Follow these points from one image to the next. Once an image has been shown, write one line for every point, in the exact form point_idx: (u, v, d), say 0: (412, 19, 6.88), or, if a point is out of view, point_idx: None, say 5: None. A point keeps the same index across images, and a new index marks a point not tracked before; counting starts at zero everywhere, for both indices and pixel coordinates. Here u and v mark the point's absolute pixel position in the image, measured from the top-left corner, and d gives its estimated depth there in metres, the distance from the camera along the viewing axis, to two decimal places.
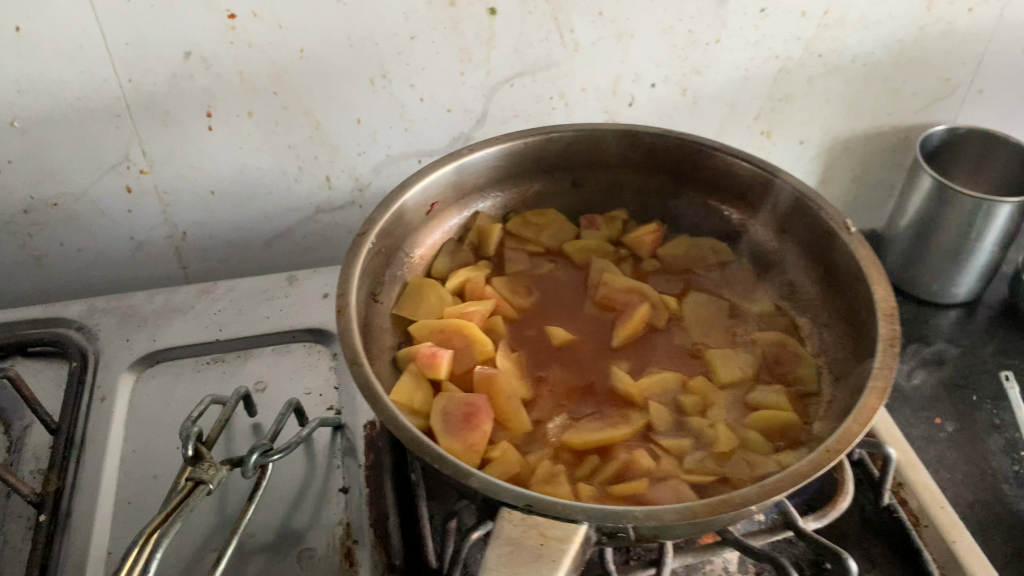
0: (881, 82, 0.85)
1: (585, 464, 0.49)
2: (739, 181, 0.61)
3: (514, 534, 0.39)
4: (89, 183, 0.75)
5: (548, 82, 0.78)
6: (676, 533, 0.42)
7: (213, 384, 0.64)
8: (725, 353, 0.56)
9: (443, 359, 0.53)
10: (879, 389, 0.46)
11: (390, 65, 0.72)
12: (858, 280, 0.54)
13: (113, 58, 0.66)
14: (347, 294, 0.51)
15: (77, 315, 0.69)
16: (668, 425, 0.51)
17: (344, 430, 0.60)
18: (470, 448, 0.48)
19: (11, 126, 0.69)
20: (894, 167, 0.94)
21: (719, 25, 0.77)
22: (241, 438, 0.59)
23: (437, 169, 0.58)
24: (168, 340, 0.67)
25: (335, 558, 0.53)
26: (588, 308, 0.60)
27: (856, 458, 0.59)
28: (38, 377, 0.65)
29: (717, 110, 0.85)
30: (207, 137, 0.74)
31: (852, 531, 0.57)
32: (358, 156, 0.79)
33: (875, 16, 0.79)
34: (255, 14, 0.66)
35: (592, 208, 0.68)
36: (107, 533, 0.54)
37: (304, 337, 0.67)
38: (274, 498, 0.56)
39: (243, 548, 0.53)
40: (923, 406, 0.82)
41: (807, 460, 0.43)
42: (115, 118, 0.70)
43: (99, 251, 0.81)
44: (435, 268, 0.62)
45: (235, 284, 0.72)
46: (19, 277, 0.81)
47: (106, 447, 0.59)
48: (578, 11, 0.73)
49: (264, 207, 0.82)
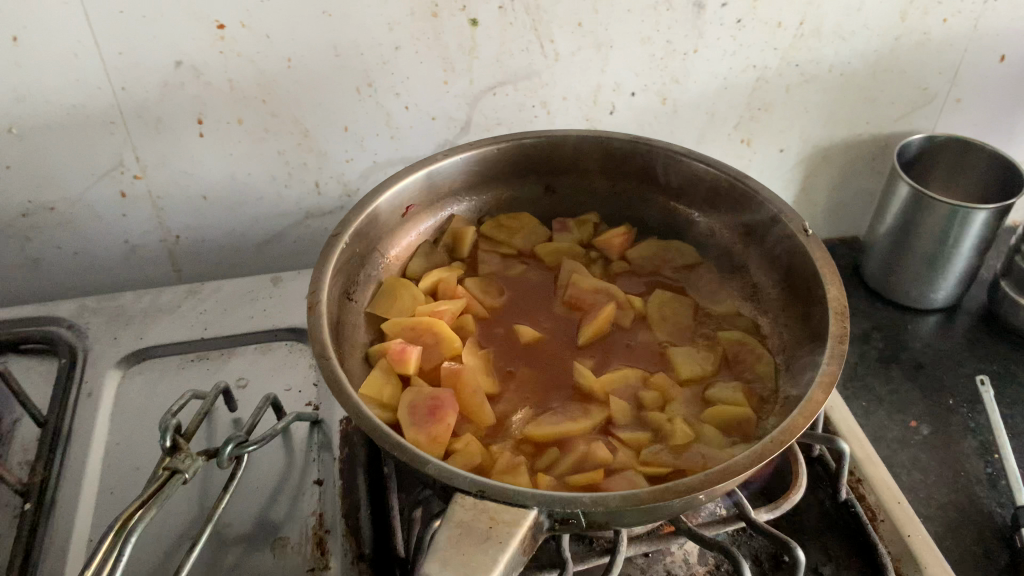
0: (860, 92, 0.85)
1: (545, 455, 0.52)
2: (701, 185, 0.65)
3: (466, 517, 0.41)
4: (84, 189, 0.77)
5: (529, 92, 0.79)
6: (626, 521, 0.43)
7: (195, 380, 0.66)
8: (685, 352, 0.59)
9: (412, 355, 0.56)
10: (826, 383, 0.47)
11: (375, 75, 0.74)
12: (812, 278, 0.56)
13: (107, 66, 0.68)
14: (320, 291, 0.53)
15: (69, 314, 0.71)
16: (627, 419, 0.55)
17: (321, 425, 0.62)
18: (433, 439, 0.50)
19: (9, 132, 0.71)
20: (873, 175, 0.94)
21: (696, 36, 0.76)
22: (221, 430, 0.61)
23: (412, 173, 0.62)
24: (155, 338, 0.69)
25: (307, 547, 0.55)
26: (556, 307, 0.64)
27: (816, 455, 0.62)
28: (30, 373, 0.67)
29: (698, 118, 0.84)
30: (198, 143, 0.76)
31: (810, 526, 0.59)
32: (345, 162, 0.81)
33: (850, 26, 0.78)
34: (243, 24, 0.68)
35: (565, 213, 0.72)
36: (90, 521, 0.56)
37: (286, 337, 0.70)
38: (251, 490, 0.58)
39: (221, 538, 0.55)
40: (897, 409, 0.80)
41: (755, 449, 0.44)
42: (110, 125, 0.72)
43: (94, 254, 0.84)
44: (410, 268, 0.66)
45: (221, 286, 0.75)
46: (18, 279, 0.84)
47: (92, 439, 0.61)
48: (558, 22, 0.73)
49: (254, 212, 0.84)
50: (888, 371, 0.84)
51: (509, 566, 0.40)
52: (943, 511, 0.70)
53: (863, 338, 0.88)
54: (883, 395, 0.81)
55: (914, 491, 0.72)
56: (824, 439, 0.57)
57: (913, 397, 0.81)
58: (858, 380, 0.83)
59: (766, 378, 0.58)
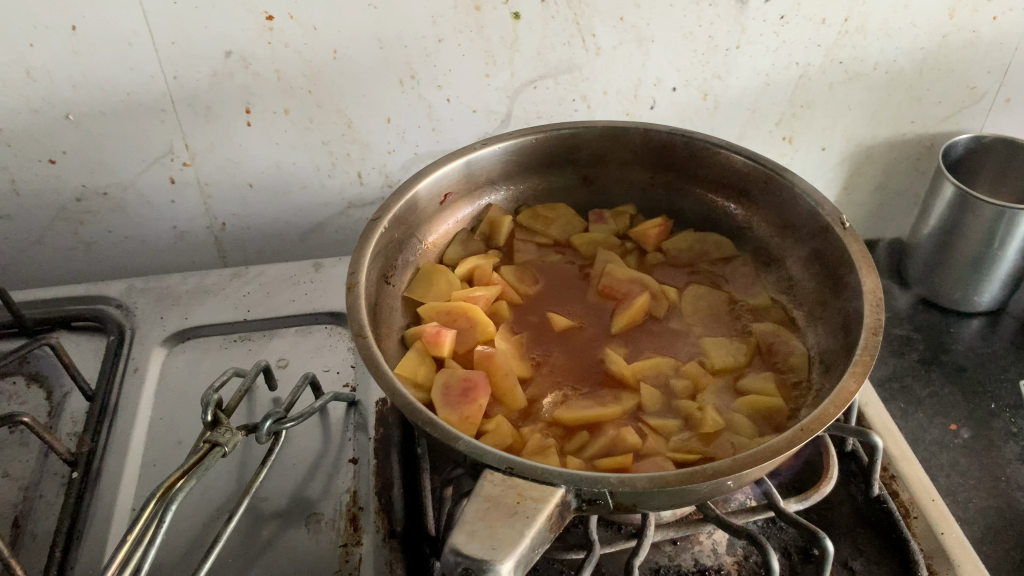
0: (904, 91, 0.84)
1: (575, 438, 0.53)
2: (739, 177, 0.65)
3: (494, 492, 0.42)
4: (135, 174, 0.80)
5: (570, 85, 0.79)
6: (654, 504, 0.44)
7: (237, 359, 0.68)
8: (718, 342, 0.59)
9: (446, 338, 0.57)
10: (859, 373, 0.47)
11: (418, 67, 0.76)
12: (849, 272, 0.56)
13: (160, 56, 0.70)
14: (358, 273, 0.55)
15: (118, 294, 0.74)
16: (658, 405, 0.55)
17: (357, 406, 0.64)
18: (465, 419, 0.51)
19: (66, 118, 0.74)
20: (916, 175, 0.93)
21: (738, 32, 0.76)
22: (261, 407, 0.63)
23: (450, 161, 0.63)
24: (199, 319, 0.71)
25: (340, 523, 0.56)
26: (590, 296, 0.64)
27: (849, 449, 0.62)
28: (79, 349, 0.70)
29: (739, 115, 0.84)
30: (245, 132, 0.78)
31: (842, 521, 0.59)
32: (387, 154, 0.83)
33: (897, 23, 0.77)
34: (291, 16, 0.70)
35: (602, 204, 0.73)
36: (133, 491, 0.58)
37: (326, 320, 0.71)
38: (288, 466, 0.60)
39: (258, 512, 0.57)
40: (936, 412, 0.78)
41: (783, 437, 0.44)
42: (161, 112, 0.75)
43: (144, 239, 0.86)
44: (447, 255, 0.67)
45: (264, 270, 0.77)
46: (71, 261, 0.87)
47: (137, 413, 0.63)
48: (600, 16, 0.74)
49: (298, 200, 0.86)
50: (927, 374, 0.83)
51: (534, 543, 0.41)
52: (980, 515, 0.69)
53: (903, 340, 0.87)
54: (923, 397, 0.80)
55: (951, 494, 0.71)
56: (855, 432, 0.56)
57: (953, 400, 0.80)
58: (896, 382, 0.82)
59: (800, 370, 0.58)
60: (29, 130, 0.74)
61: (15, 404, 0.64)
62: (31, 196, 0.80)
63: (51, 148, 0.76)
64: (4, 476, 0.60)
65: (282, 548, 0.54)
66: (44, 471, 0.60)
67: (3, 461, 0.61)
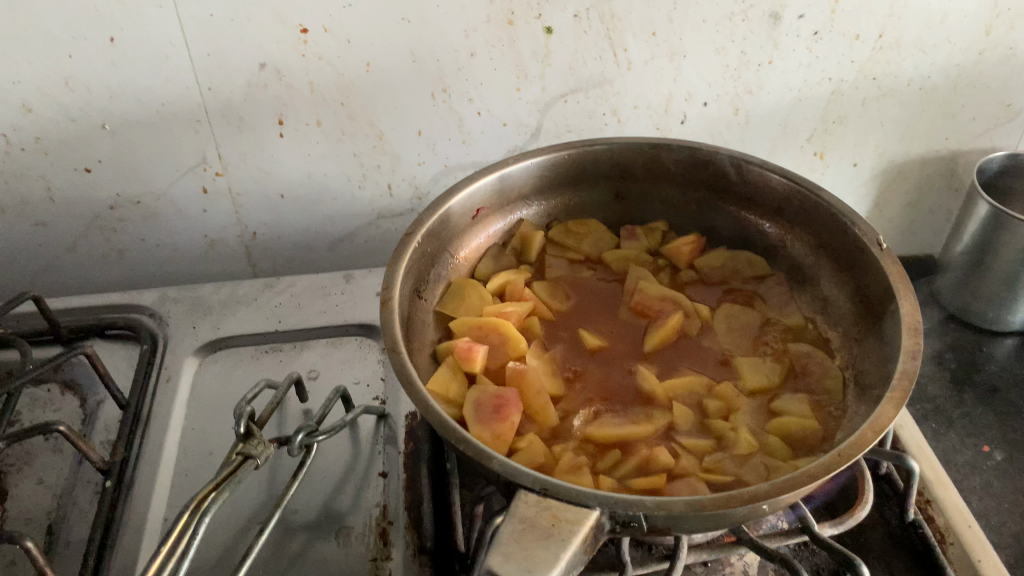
0: (939, 107, 0.83)
1: (607, 457, 0.53)
2: (774, 196, 0.65)
3: (529, 513, 0.42)
4: (169, 183, 0.81)
5: (601, 99, 0.79)
6: (688, 528, 0.43)
7: (268, 370, 0.68)
8: (752, 362, 0.59)
9: (478, 353, 0.57)
10: (897, 399, 0.46)
11: (450, 80, 0.76)
12: (885, 293, 0.55)
13: (195, 67, 0.71)
14: (392, 288, 0.55)
15: (151, 303, 0.74)
16: (690, 425, 0.55)
17: (388, 419, 0.64)
18: (498, 437, 0.51)
19: (102, 128, 0.75)
20: (949, 192, 0.92)
21: (771, 47, 0.76)
22: (291, 419, 0.63)
23: (483, 177, 0.63)
24: (231, 329, 0.72)
25: (370, 537, 0.56)
26: (622, 313, 0.64)
27: (883, 473, 0.61)
28: (113, 358, 0.71)
29: (770, 129, 0.83)
30: (278, 143, 0.78)
31: (876, 545, 0.58)
32: (417, 166, 0.83)
33: (932, 39, 0.76)
34: (325, 29, 0.70)
35: (634, 219, 0.73)
36: (165, 500, 0.59)
37: (356, 332, 0.72)
38: (318, 479, 0.60)
39: (288, 525, 0.57)
40: (969, 433, 0.77)
41: (820, 461, 0.43)
42: (195, 123, 0.75)
43: (175, 247, 0.87)
44: (479, 270, 0.68)
45: (296, 280, 0.77)
46: (104, 268, 0.88)
47: (170, 423, 0.63)
48: (632, 31, 0.74)
49: (328, 211, 0.86)
50: (960, 394, 0.81)
51: (569, 565, 0.40)
52: (1015, 541, 0.68)
53: (935, 359, 0.86)
54: (955, 418, 0.79)
55: (984, 518, 0.70)
56: (891, 456, 0.56)
57: (986, 421, 0.79)
58: (928, 402, 0.81)
59: (834, 392, 0.57)
60: (66, 139, 0.75)
61: (51, 412, 0.65)
62: (66, 204, 0.81)
63: (87, 157, 0.77)
64: (39, 483, 0.61)
65: (313, 562, 0.55)
66: (78, 479, 0.61)
67: (37, 468, 0.62)
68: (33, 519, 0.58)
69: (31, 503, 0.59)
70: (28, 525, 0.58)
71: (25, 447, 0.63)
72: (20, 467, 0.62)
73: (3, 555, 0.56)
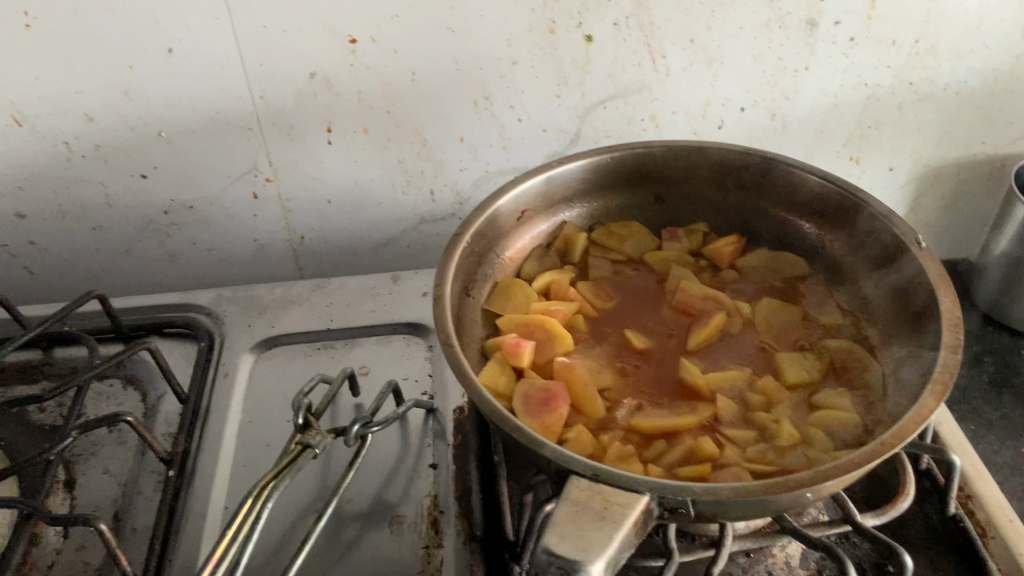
0: (976, 111, 0.84)
1: (652, 446, 0.54)
2: (814, 197, 0.66)
3: (582, 497, 0.43)
4: (222, 189, 0.84)
5: (639, 105, 0.81)
6: (735, 515, 0.45)
7: (321, 366, 0.71)
8: (793, 357, 0.60)
9: (526, 349, 0.59)
10: (938, 391, 0.47)
11: (493, 88, 0.78)
12: (925, 292, 0.56)
13: (248, 76, 0.74)
14: (443, 285, 0.57)
15: (207, 302, 0.77)
16: (732, 416, 0.56)
17: (436, 413, 0.66)
18: (547, 428, 0.53)
19: (159, 135, 0.78)
20: (986, 196, 0.92)
21: (807, 53, 0.77)
22: (344, 413, 0.66)
23: (529, 179, 0.66)
24: (284, 327, 0.75)
25: (423, 525, 0.58)
26: (664, 310, 0.66)
27: (923, 467, 0.63)
28: (172, 354, 0.74)
29: (806, 135, 0.85)
30: (326, 150, 0.81)
31: (917, 538, 0.59)
32: (460, 171, 0.85)
33: (968, 44, 0.77)
34: (374, 39, 0.73)
35: (675, 222, 0.74)
36: (225, 489, 0.61)
37: (404, 331, 0.74)
38: (371, 471, 0.62)
39: (343, 513, 0.59)
40: (1008, 434, 0.78)
41: (863, 451, 0.44)
42: (247, 130, 0.78)
43: (226, 250, 0.90)
44: (524, 270, 0.70)
45: (345, 282, 0.80)
46: (158, 270, 0.91)
47: (228, 416, 0.66)
48: (670, 38, 0.75)
49: (374, 216, 0.89)
50: (999, 396, 0.82)
51: (622, 546, 0.42)
52: None
53: (973, 361, 0.86)
54: (994, 420, 0.79)
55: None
56: (933, 450, 0.57)
57: None
58: (966, 404, 0.81)
59: (874, 387, 0.59)
60: (125, 146, 0.78)
61: (114, 405, 0.68)
62: (124, 209, 0.84)
63: (144, 163, 0.80)
64: (105, 472, 0.63)
65: (368, 550, 0.57)
66: (141, 469, 0.63)
67: (103, 458, 0.64)
68: (101, 507, 0.61)
69: (98, 491, 0.62)
70: (96, 512, 0.61)
71: (90, 438, 0.66)
72: (86, 458, 0.64)
73: (74, 540, 0.59)
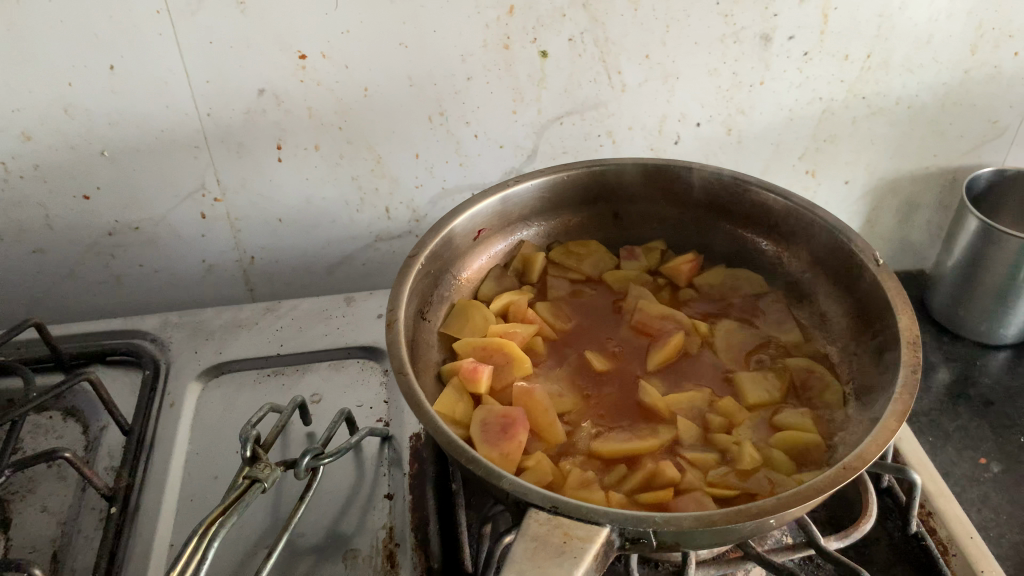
0: (927, 125, 0.84)
1: (613, 471, 0.53)
2: (771, 214, 0.66)
3: (540, 532, 0.42)
4: (169, 209, 0.81)
5: (596, 121, 0.80)
6: (697, 543, 0.44)
7: (272, 393, 0.69)
8: (754, 377, 0.60)
9: (483, 374, 0.57)
10: (899, 412, 0.47)
11: (447, 104, 0.77)
12: (883, 309, 0.56)
13: (194, 93, 0.72)
14: (397, 310, 0.55)
15: (152, 328, 0.75)
16: (694, 439, 0.55)
17: (392, 441, 0.64)
18: (506, 456, 0.52)
19: (101, 154, 0.75)
20: (940, 208, 0.93)
21: (763, 68, 0.77)
22: (296, 443, 0.64)
23: (485, 198, 0.64)
24: (233, 353, 0.72)
25: (378, 559, 0.56)
26: (624, 331, 0.65)
27: (885, 485, 0.62)
28: (115, 383, 0.71)
29: (763, 148, 0.85)
30: (276, 167, 0.79)
31: (880, 557, 0.59)
32: (415, 189, 0.84)
33: (919, 59, 0.78)
34: (323, 55, 0.71)
35: (633, 239, 0.74)
36: (171, 526, 0.58)
37: (359, 355, 0.72)
38: (324, 502, 0.60)
39: (295, 548, 0.57)
40: (965, 446, 0.78)
41: (825, 475, 0.44)
42: (194, 149, 0.76)
43: (174, 272, 0.87)
44: (481, 291, 0.68)
45: (297, 304, 0.78)
46: (102, 293, 0.88)
47: (174, 448, 0.64)
48: (626, 54, 0.75)
49: (327, 234, 0.87)
50: (955, 407, 0.82)
51: None
52: (1014, 552, 0.69)
53: (929, 373, 0.86)
54: (951, 431, 0.80)
55: (983, 530, 0.71)
56: (894, 469, 0.57)
57: (981, 434, 0.79)
58: (924, 416, 0.81)
59: (835, 406, 0.58)
60: (66, 167, 0.75)
61: (53, 439, 0.65)
62: (66, 230, 0.81)
63: (86, 184, 0.77)
64: (43, 510, 0.60)
65: None
66: (81, 506, 0.60)
67: (41, 495, 0.61)
68: (38, 547, 0.58)
69: (35, 531, 0.59)
70: (33, 553, 0.57)
71: (27, 474, 0.63)
72: (23, 495, 0.61)
73: None
